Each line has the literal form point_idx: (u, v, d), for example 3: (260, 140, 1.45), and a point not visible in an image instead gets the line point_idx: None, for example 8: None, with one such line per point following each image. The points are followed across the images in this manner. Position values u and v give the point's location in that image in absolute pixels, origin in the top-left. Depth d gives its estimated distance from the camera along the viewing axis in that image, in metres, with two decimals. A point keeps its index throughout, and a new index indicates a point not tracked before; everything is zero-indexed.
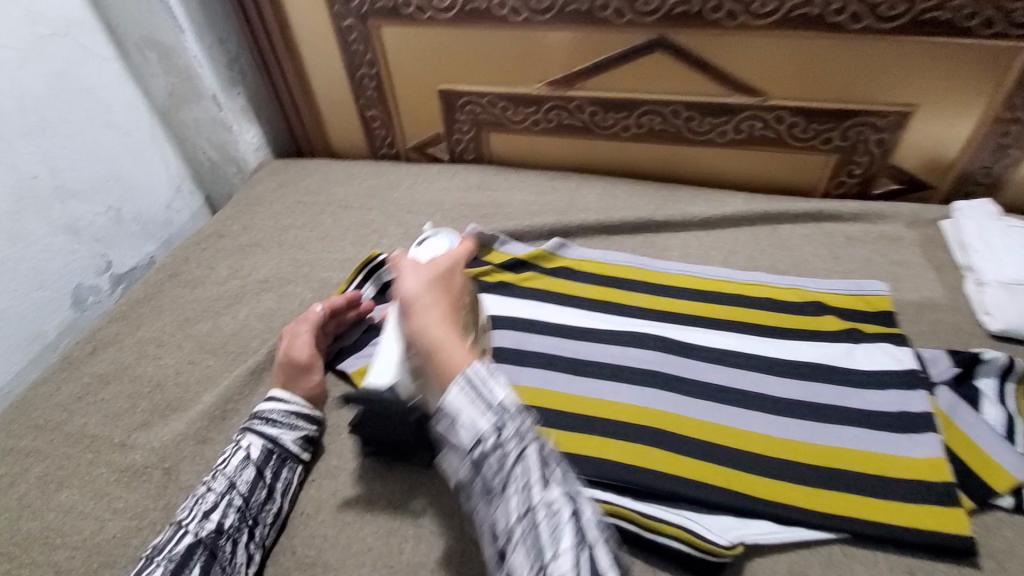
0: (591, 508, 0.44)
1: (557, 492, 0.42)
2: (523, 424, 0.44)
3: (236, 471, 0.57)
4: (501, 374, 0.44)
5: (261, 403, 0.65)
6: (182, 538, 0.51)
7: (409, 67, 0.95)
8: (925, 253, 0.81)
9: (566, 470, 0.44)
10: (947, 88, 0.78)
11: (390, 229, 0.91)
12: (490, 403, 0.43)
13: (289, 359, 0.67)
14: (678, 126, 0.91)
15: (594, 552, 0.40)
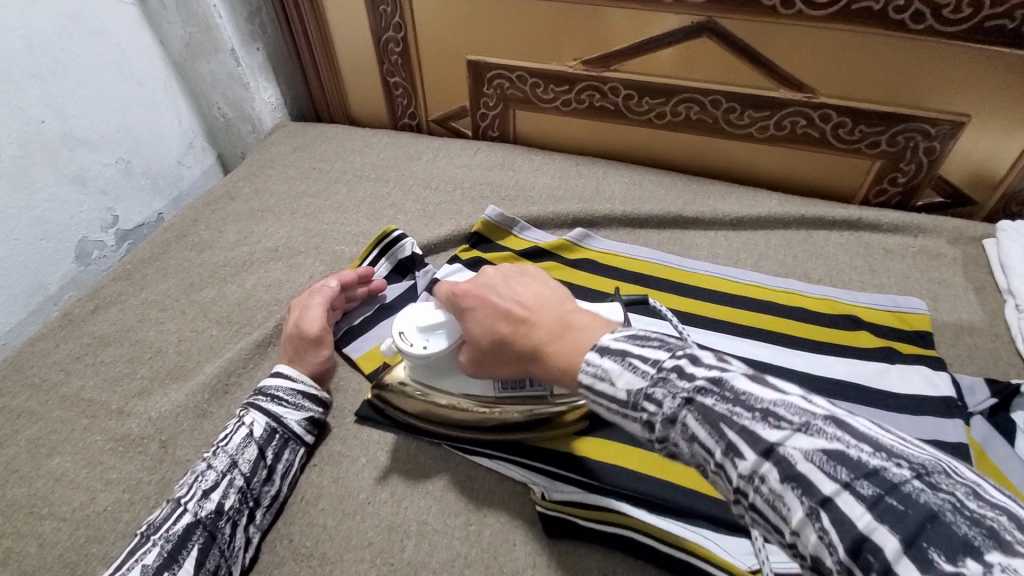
0: (816, 442, 0.31)
1: (744, 454, 0.33)
2: (663, 407, 0.37)
3: (238, 450, 0.55)
4: (607, 364, 0.40)
5: (266, 379, 0.63)
6: (181, 517, 0.50)
7: (437, 33, 0.90)
8: (967, 272, 0.78)
9: (757, 413, 0.33)
10: (1007, 100, 0.73)
11: (407, 204, 0.87)
12: (621, 404, 0.39)
13: (299, 331, 0.64)
14: (716, 116, 0.86)
15: (831, 513, 0.29)
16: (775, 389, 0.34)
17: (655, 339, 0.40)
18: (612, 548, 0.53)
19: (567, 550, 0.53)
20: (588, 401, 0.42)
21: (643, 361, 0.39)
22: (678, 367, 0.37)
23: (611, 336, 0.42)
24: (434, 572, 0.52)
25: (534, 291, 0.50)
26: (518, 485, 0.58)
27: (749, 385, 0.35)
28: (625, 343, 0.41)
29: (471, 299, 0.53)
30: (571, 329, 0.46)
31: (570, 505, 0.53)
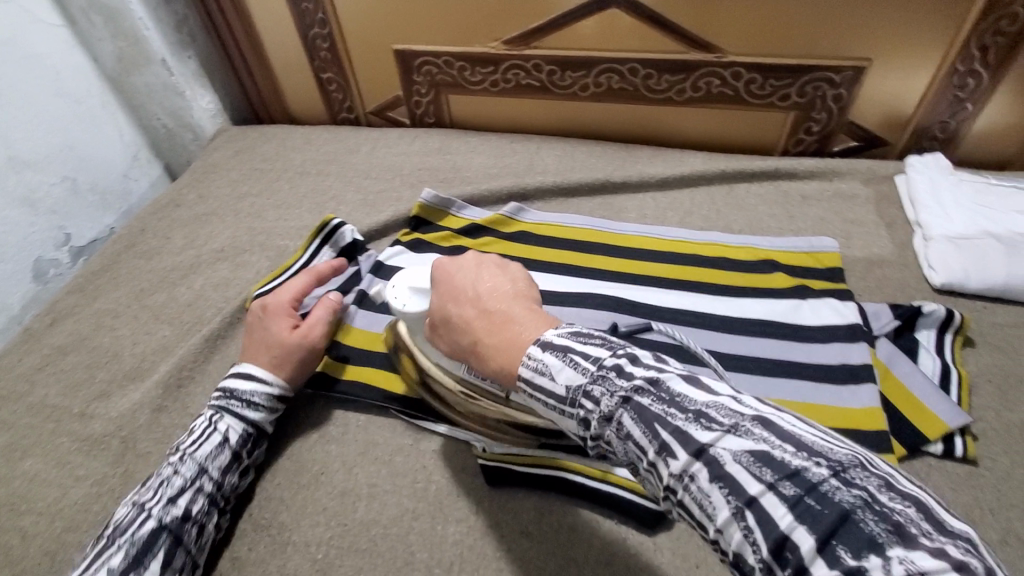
0: (743, 442, 0.32)
1: (676, 454, 0.33)
2: (601, 407, 0.37)
3: (209, 457, 0.56)
4: (550, 364, 0.40)
5: (232, 380, 0.62)
6: (147, 521, 0.51)
7: (361, 26, 0.93)
8: (879, 209, 0.82)
9: (690, 414, 0.34)
10: (901, 40, 0.78)
11: (348, 195, 0.90)
12: (560, 402, 0.39)
13: (298, 343, 0.64)
14: (636, 83, 0.89)
15: (756, 512, 0.30)
16: (706, 391, 0.35)
17: (599, 338, 0.41)
18: (547, 489, 0.57)
19: (508, 496, 0.57)
20: (528, 396, 0.42)
21: (584, 360, 0.39)
22: (618, 367, 0.38)
23: (555, 331, 0.42)
24: (384, 527, 0.56)
25: (498, 280, 0.50)
26: (461, 444, 0.62)
27: (684, 387, 0.36)
28: (569, 341, 0.41)
29: (444, 278, 0.53)
30: (509, 323, 0.45)
31: (509, 453, 0.58)
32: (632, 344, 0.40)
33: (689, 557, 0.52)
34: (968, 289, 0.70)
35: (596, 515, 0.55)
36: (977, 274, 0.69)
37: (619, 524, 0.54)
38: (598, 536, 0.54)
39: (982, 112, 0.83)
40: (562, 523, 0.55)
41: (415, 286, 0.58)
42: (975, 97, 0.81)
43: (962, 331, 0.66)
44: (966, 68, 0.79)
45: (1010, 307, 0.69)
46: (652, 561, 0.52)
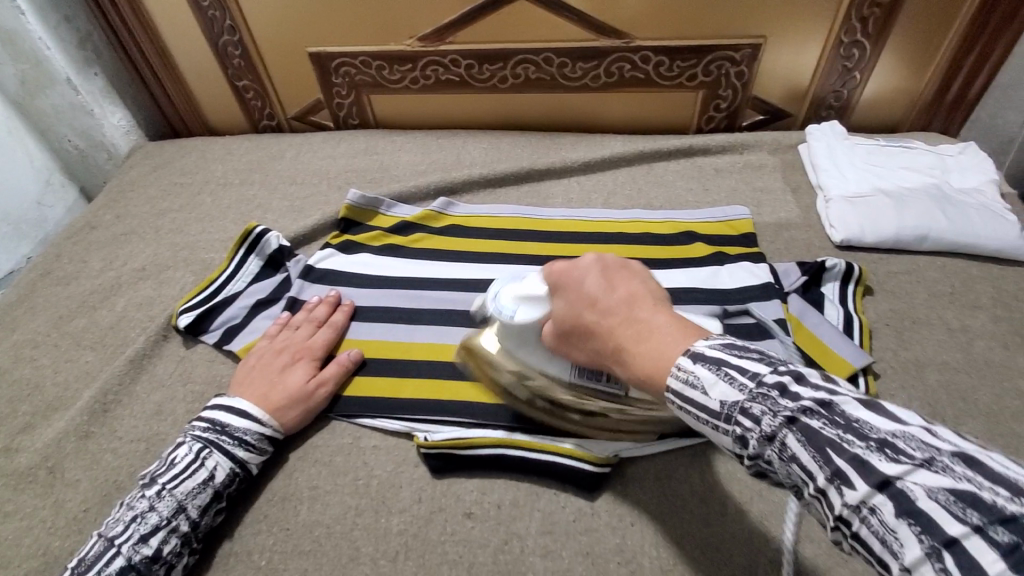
0: (940, 479, 0.30)
1: (855, 484, 0.32)
2: (761, 425, 0.36)
3: (190, 495, 0.53)
4: (699, 373, 0.39)
5: (222, 412, 0.59)
6: (114, 559, 0.50)
7: (273, 31, 0.92)
8: (785, 176, 0.87)
9: (872, 444, 0.32)
10: (789, 17, 0.83)
11: (273, 203, 0.89)
12: (713, 416, 0.39)
13: (286, 387, 0.62)
14: (552, 72, 0.92)
15: (956, 555, 0.28)
16: (892, 419, 0.33)
17: (755, 353, 0.40)
18: (491, 469, 0.59)
19: (451, 481, 0.58)
20: (674, 406, 0.41)
21: (742, 376, 0.38)
22: (780, 385, 0.37)
23: (704, 342, 0.41)
24: (328, 526, 0.56)
25: (630, 282, 0.48)
26: (402, 436, 0.62)
27: (864, 413, 0.34)
28: (721, 352, 0.39)
29: (568, 284, 0.51)
30: (654, 333, 0.43)
31: (451, 440, 0.59)
32: (795, 362, 0.39)
33: (624, 516, 0.55)
34: (865, 243, 0.75)
35: (536, 489, 0.57)
36: (872, 228, 0.75)
37: (559, 493, 0.57)
38: (538, 507, 0.56)
39: (869, 79, 0.90)
40: (503, 500, 0.57)
41: (522, 295, 0.56)
42: (861, 66, 0.88)
43: (861, 282, 0.71)
44: (850, 39, 0.85)
45: (902, 256, 0.75)
46: (589, 526, 0.55)
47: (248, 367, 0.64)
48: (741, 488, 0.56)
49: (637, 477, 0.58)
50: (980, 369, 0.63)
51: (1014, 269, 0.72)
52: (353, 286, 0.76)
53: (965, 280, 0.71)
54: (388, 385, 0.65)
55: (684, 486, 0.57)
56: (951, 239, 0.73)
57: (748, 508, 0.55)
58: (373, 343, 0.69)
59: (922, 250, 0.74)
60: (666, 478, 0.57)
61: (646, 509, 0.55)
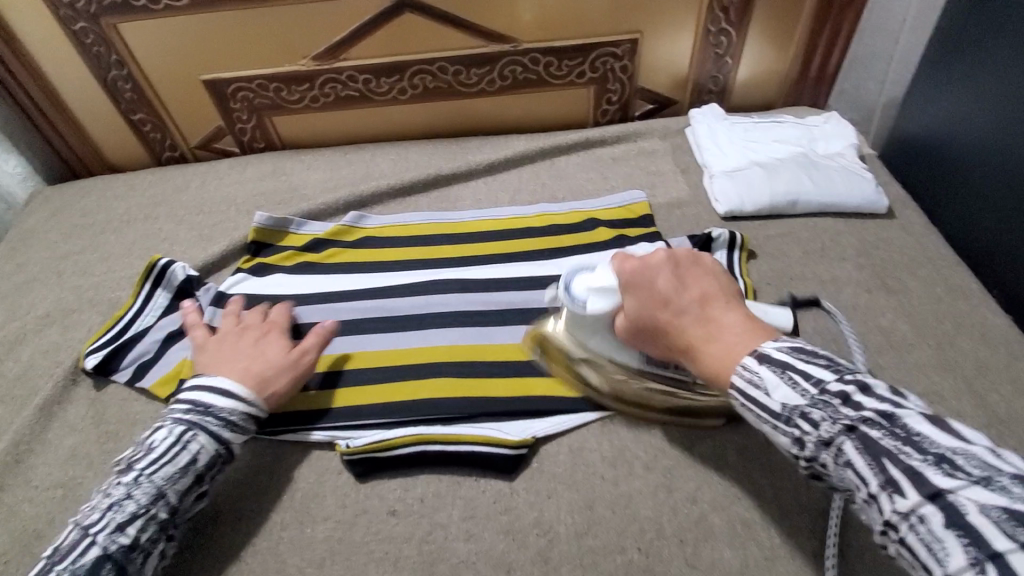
0: (997, 497, 0.32)
1: (907, 493, 0.35)
2: (820, 429, 0.40)
3: (168, 481, 0.53)
4: (765, 377, 0.44)
5: (203, 393, 0.58)
6: (89, 549, 0.48)
7: (164, 62, 0.92)
8: (675, 159, 0.94)
9: (930, 457, 0.35)
10: (659, 11, 0.90)
11: (181, 234, 0.88)
12: (774, 416, 0.43)
13: (269, 364, 0.62)
14: (449, 80, 0.95)
15: (999, 567, 0.30)
16: (956, 436, 0.36)
17: (823, 360, 0.43)
18: (413, 465, 0.60)
19: (374, 483, 0.60)
20: (738, 404, 0.46)
21: (806, 383, 0.42)
22: (844, 394, 0.41)
23: (772, 345, 0.45)
24: (254, 544, 0.56)
25: (702, 278, 0.51)
26: (323, 447, 0.63)
27: (927, 428, 0.37)
28: (787, 356, 0.44)
29: (637, 274, 0.53)
30: (724, 335, 0.47)
31: (375, 443, 0.60)
32: (865, 373, 0.42)
33: (541, 491, 0.58)
34: (746, 212, 0.82)
35: (457, 479, 0.60)
36: (750, 199, 0.82)
37: (479, 479, 0.59)
38: (460, 495, 0.58)
39: (740, 63, 0.97)
40: (425, 493, 0.59)
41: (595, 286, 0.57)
42: (731, 52, 0.95)
43: (744, 248, 0.77)
44: (717, 28, 0.92)
45: (780, 221, 0.82)
46: (509, 504, 0.57)
47: (215, 350, 0.64)
48: (646, 449, 0.60)
49: (552, 453, 0.61)
50: (848, 313, 0.70)
51: (875, 221, 0.80)
52: (266, 306, 0.76)
53: (833, 236, 0.79)
54: (308, 398, 0.65)
55: (595, 454, 0.60)
56: (819, 201, 0.80)
57: (654, 465, 0.59)
58: None
59: (795, 213, 0.82)
60: (579, 450, 0.61)
61: (561, 480, 0.59)
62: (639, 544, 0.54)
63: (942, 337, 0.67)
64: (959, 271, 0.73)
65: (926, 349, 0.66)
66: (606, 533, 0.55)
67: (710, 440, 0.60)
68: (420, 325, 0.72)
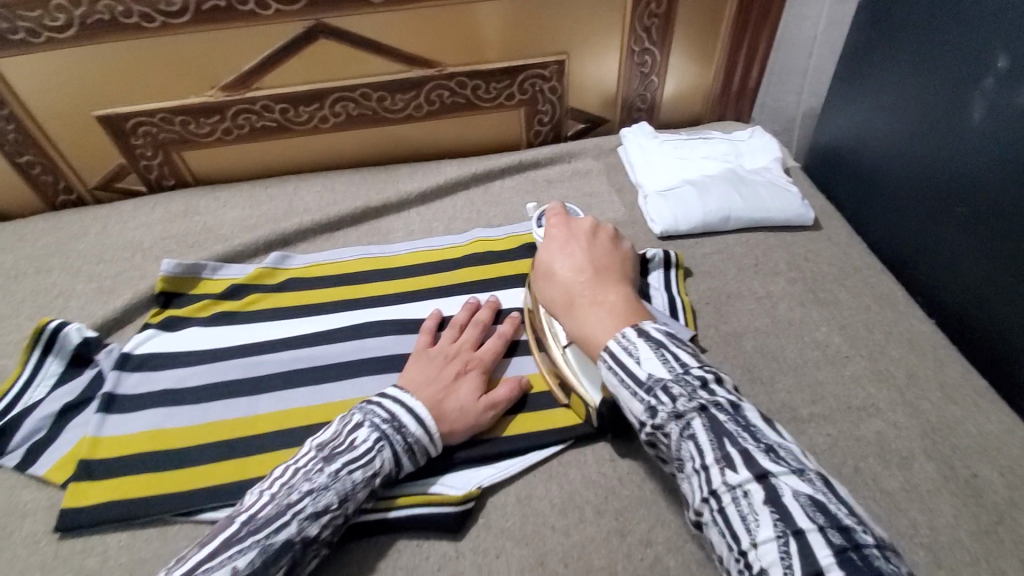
0: (804, 485, 0.39)
1: (739, 469, 0.41)
2: (677, 404, 0.45)
3: (354, 488, 0.51)
4: (637, 350, 0.49)
5: (400, 408, 0.56)
6: (286, 527, 0.48)
7: (51, 99, 0.83)
8: (609, 178, 0.93)
9: (761, 445, 0.42)
10: (583, 32, 0.89)
11: (79, 287, 0.79)
12: (638, 383, 0.47)
13: (455, 399, 0.59)
14: (373, 107, 0.91)
15: (800, 541, 0.37)
16: (778, 436, 0.43)
17: (688, 349, 0.49)
18: (349, 538, 0.55)
19: None
20: (606, 368, 0.50)
21: (675, 361, 0.47)
22: (703, 380, 0.46)
23: (649, 324, 0.51)
24: None
25: (609, 252, 0.61)
26: None
27: (760, 425, 0.44)
28: (658, 336, 0.49)
29: (572, 236, 0.62)
30: (607, 303, 0.55)
31: None
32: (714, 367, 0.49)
33: (489, 550, 0.54)
34: (681, 232, 0.82)
35: (398, 543, 0.55)
36: (684, 218, 0.82)
37: (422, 543, 0.55)
38: (401, 564, 0.54)
39: (666, 81, 0.98)
40: (363, 566, 0.53)
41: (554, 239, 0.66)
42: (656, 71, 0.96)
43: (679, 266, 0.76)
44: (641, 47, 0.93)
45: (714, 237, 0.83)
46: (455, 567, 0.53)
47: (418, 368, 0.62)
48: (595, 491, 0.58)
49: (498, 505, 0.58)
50: (785, 328, 0.71)
51: (802, 234, 0.82)
52: (177, 365, 0.69)
53: (765, 251, 0.80)
54: (229, 467, 0.59)
55: (544, 502, 0.57)
56: (749, 217, 0.81)
57: (604, 509, 0.57)
58: (208, 425, 0.63)
59: (728, 230, 0.83)
60: (526, 499, 0.58)
61: (509, 536, 0.55)
62: None
63: (873, 346, 0.69)
64: (882, 279, 0.76)
65: (859, 360, 0.67)
66: None
67: (658, 474, 0.59)
68: (352, 373, 0.67)
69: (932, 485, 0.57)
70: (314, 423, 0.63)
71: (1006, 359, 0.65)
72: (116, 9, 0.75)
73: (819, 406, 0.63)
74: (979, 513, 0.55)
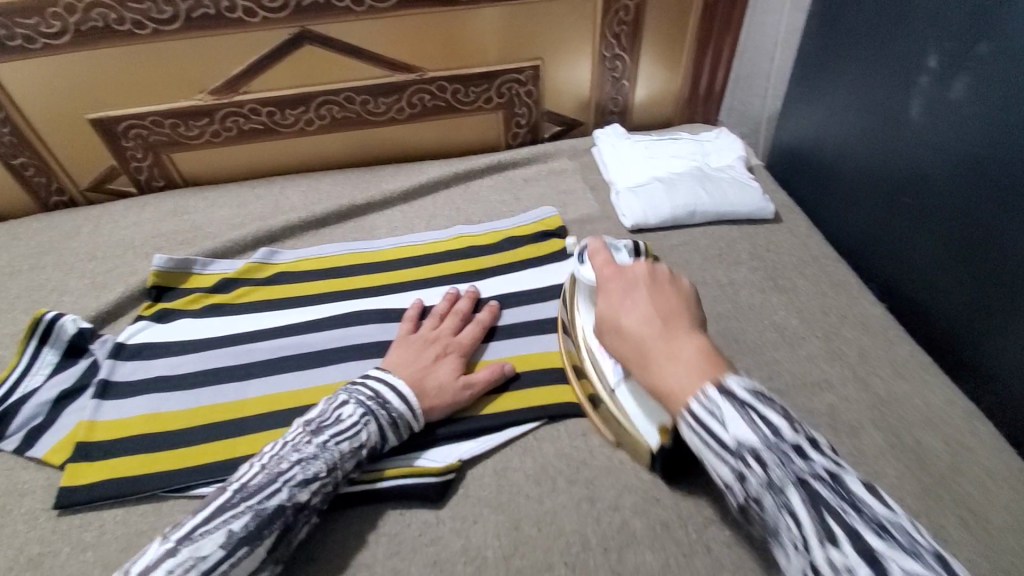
0: (914, 563, 0.36)
1: (842, 547, 0.37)
2: (771, 474, 0.41)
3: (340, 458, 0.54)
4: (725, 413, 0.44)
5: (384, 385, 0.60)
6: (276, 493, 0.51)
7: (43, 103, 0.86)
8: (584, 177, 0.98)
9: (868, 520, 0.38)
10: (556, 39, 0.94)
11: (72, 283, 0.82)
12: (726, 450, 0.43)
13: (434, 378, 0.63)
14: (358, 110, 0.95)
15: None
16: (886, 505, 0.39)
17: (778, 406, 0.44)
18: (335, 509, 0.58)
19: None
20: (687, 427, 0.46)
21: (766, 426, 0.42)
22: (798, 446, 0.42)
23: (735, 379, 0.45)
24: None
25: (672, 296, 0.54)
26: None
27: (864, 493, 0.39)
28: (749, 395, 0.44)
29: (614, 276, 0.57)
30: (683, 358, 0.48)
31: None
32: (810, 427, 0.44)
33: (468, 517, 0.58)
34: (650, 225, 0.87)
35: (382, 514, 0.58)
36: (653, 212, 0.86)
37: (404, 512, 0.58)
38: (385, 531, 0.57)
39: (636, 86, 1.04)
40: (348, 534, 0.57)
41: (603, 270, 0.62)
42: (627, 75, 1.01)
43: None
44: (611, 53, 0.98)
45: (682, 231, 0.87)
46: (435, 534, 0.57)
47: (400, 350, 0.66)
48: (568, 462, 0.62)
49: (477, 477, 0.61)
50: (746, 313, 0.76)
51: (764, 227, 0.87)
52: (169, 353, 0.72)
53: (729, 242, 0.85)
54: (220, 447, 0.62)
55: (519, 474, 0.61)
56: (714, 211, 0.86)
57: (576, 478, 0.60)
58: (199, 408, 0.66)
59: (694, 223, 0.88)
60: (503, 472, 0.61)
61: (487, 504, 0.59)
62: (564, 558, 0.55)
63: (827, 328, 0.74)
64: (838, 267, 0.81)
65: (814, 341, 0.72)
66: (533, 552, 0.55)
67: None
68: (338, 359, 0.70)
69: (878, 451, 0.62)
70: (303, 405, 0.66)
71: (948, 338, 0.70)
72: (109, 17, 0.79)
73: (776, 383, 0.68)
74: (920, 475, 0.60)
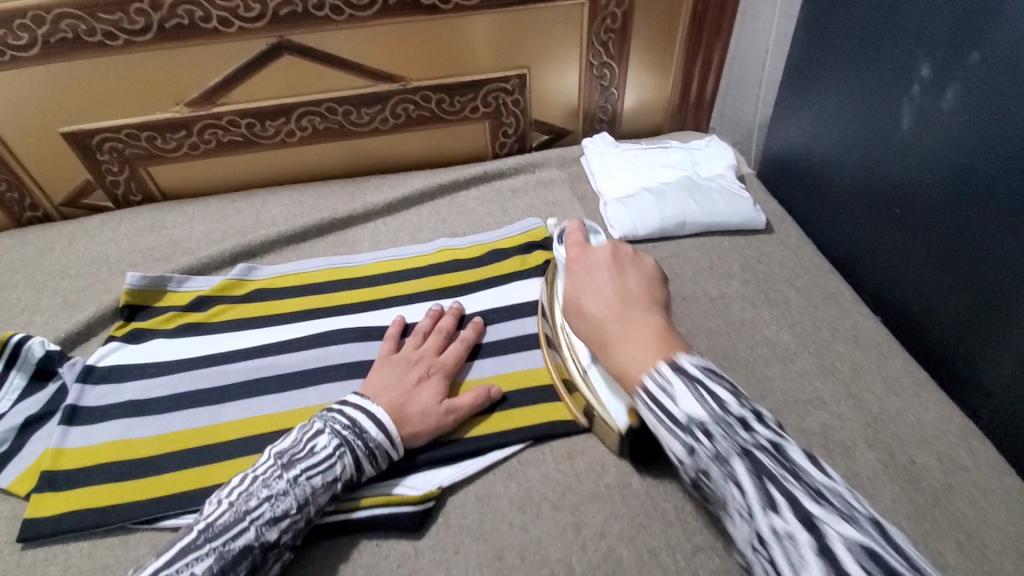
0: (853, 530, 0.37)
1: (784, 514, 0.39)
2: (716, 444, 0.43)
3: (312, 493, 0.52)
4: (675, 388, 0.46)
5: (361, 413, 0.57)
6: (243, 533, 0.48)
7: (14, 117, 0.83)
8: (572, 187, 0.96)
9: (810, 490, 0.40)
10: (541, 47, 0.92)
11: (44, 302, 0.79)
12: (675, 421, 0.46)
13: (417, 404, 0.60)
14: (339, 121, 0.93)
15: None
16: (828, 479, 0.41)
17: (727, 384, 0.46)
18: (309, 540, 0.56)
19: None
20: (642, 403, 0.48)
21: (713, 401, 0.45)
22: (743, 419, 0.44)
23: (687, 359, 0.48)
24: None
25: (634, 278, 0.60)
26: None
27: (804, 463, 0.42)
28: (699, 371, 0.47)
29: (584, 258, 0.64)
30: (642, 336, 0.52)
31: None
32: (755, 402, 0.47)
33: (448, 547, 0.55)
34: (639, 237, 0.85)
35: (358, 545, 0.56)
36: (642, 223, 0.84)
37: (382, 543, 0.56)
38: (361, 563, 0.55)
39: (625, 94, 1.02)
40: (322, 567, 0.54)
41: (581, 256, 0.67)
42: (615, 83, 1.00)
43: None
44: (599, 61, 0.96)
45: (672, 242, 0.85)
46: (414, 566, 0.54)
47: (382, 373, 0.63)
48: (553, 487, 0.59)
49: (459, 503, 0.59)
50: (737, 328, 0.74)
51: (756, 237, 0.86)
52: (141, 375, 0.70)
53: (720, 254, 0.83)
54: (191, 475, 0.60)
55: (503, 500, 0.59)
56: (705, 221, 0.84)
57: (561, 505, 0.58)
58: (171, 434, 0.64)
59: (684, 234, 0.86)
60: (485, 498, 0.59)
61: (468, 533, 0.56)
62: None
63: (820, 343, 0.71)
64: (831, 279, 0.79)
65: (808, 356, 0.70)
66: None
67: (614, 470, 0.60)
68: (315, 381, 0.68)
69: (873, 472, 0.60)
70: (277, 430, 0.63)
71: (944, 353, 0.68)
72: (80, 28, 0.76)
73: (768, 401, 0.66)
74: (917, 497, 0.57)
